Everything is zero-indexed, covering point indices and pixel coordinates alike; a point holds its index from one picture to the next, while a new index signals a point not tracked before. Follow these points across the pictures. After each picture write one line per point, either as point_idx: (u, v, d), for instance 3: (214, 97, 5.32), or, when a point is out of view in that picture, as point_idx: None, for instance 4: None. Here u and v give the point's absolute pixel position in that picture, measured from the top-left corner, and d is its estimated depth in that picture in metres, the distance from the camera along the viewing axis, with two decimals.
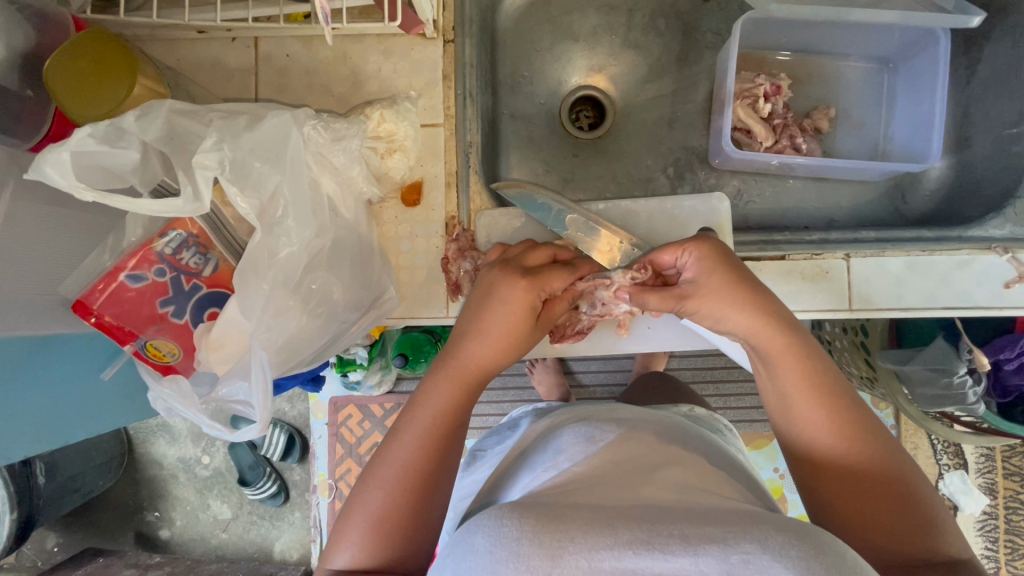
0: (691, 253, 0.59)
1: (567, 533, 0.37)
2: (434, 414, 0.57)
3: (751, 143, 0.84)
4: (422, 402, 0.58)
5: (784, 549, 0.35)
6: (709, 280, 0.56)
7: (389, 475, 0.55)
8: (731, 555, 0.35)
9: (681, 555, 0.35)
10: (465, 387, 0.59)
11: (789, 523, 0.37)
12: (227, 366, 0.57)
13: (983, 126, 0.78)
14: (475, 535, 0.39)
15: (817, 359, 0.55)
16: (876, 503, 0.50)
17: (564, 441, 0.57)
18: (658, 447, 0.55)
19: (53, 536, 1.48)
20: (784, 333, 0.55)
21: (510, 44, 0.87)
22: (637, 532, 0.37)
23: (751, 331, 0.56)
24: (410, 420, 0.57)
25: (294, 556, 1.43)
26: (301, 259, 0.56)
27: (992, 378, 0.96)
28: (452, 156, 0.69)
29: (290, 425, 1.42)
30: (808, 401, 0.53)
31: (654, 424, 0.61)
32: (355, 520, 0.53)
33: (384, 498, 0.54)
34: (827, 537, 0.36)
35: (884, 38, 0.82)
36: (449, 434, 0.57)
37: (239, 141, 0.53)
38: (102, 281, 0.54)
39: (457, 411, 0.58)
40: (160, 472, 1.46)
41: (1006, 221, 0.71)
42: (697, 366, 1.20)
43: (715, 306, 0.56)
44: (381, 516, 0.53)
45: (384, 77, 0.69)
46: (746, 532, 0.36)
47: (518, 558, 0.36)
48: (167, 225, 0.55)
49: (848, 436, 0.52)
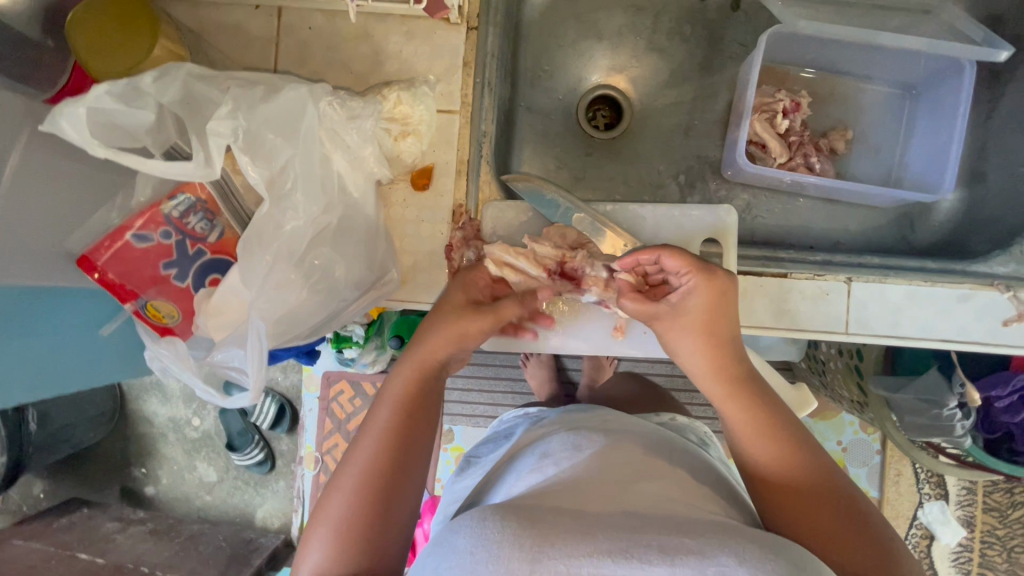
0: (690, 282, 0.59)
1: (547, 538, 0.38)
2: (390, 410, 0.58)
3: (765, 158, 0.84)
4: (380, 402, 0.59)
5: (758, 562, 0.35)
6: (687, 317, 0.58)
7: (350, 477, 0.54)
8: (707, 567, 0.35)
9: (658, 564, 0.36)
10: (419, 383, 0.61)
11: (767, 542, 0.38)
12: (223, 333, 0.57)
13: (999, 162, 0.78)
14: (458, 536, 0.40)
15: (767, 402, 0.57)
16: (830, 518, 0.50)
17: (552, 446, 0.59)
18: (641, 457, 0.56)
19: (39, 483, 1.50)
20: (735, 384, 0.57)
21: (532, 37, 0.87)
22: (616, 542, 0.38)
23: (700, 368, 0.59)
24: (368, 421, 0.58)
25: (275, 525, 1.45)
26: (306, 234, 0.57)
27: (981, 413, 0.97)
28: (465, 144, 0.69)
29: (282, 395, 1.43)
30: (765, 441, 0.54)
31: (638, 436, 0.61)
32: (317, 531, 0.52)
33: (343, 499, 0.53)
34: (801, 558, 0.37)
35: (910, 65, 0.81)
36: (407, 425, 0.57)
37: (255, 112, 0.53)
38: (107, 239, 0.53)
39: (415, 405, 0.59)
40: (150, 430, 1.48)
41: (1011, 259, 0.71)
42: (691, 376, 1.24)
43: (678, 337, 0.59)
44: (343, 520, 0.52)
45: (404, 59, 0.69)
46: (724, 544, 0.37)
47: (498, 559, 0.37)
48: (177, 188, 0.55)
49: (794, 461, 0.53)
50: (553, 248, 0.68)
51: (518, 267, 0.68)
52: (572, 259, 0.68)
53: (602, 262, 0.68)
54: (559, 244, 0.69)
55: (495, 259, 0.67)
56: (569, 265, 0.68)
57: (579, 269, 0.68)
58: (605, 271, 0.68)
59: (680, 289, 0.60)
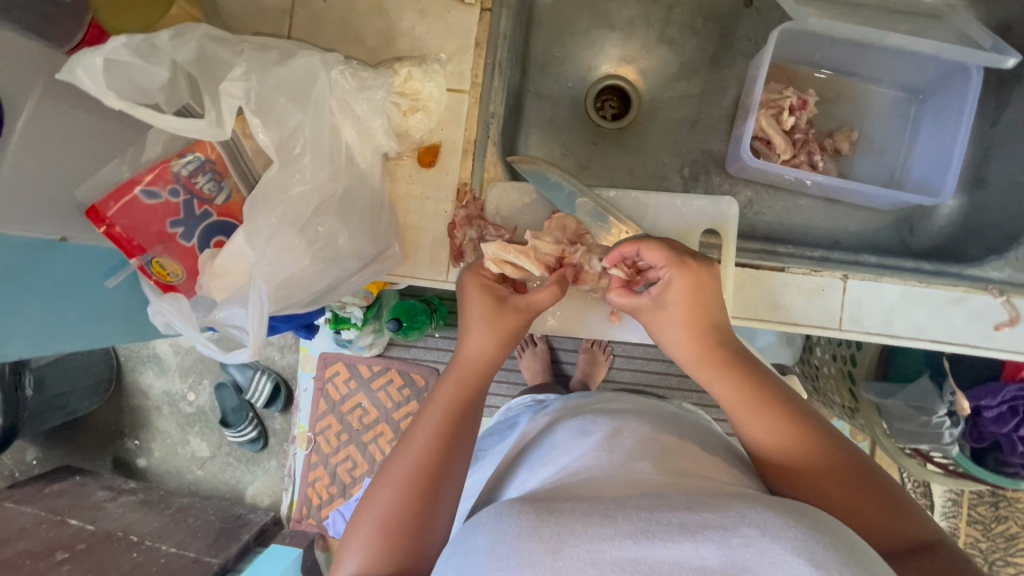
0: (668, 272, 0.59)
1: (566, 526, 0.37)
2: (439, 412, 0.59)
3: (769, 154, 0.84)
4: (430, 402, 0.60)
5: (784, 531, 0.34)
6: (669, 310, 0.59)
7: (395, 477, 0.55)
8: (730, 539, 0.34)
9: (681, 541, 0.35)
10: (468, 385, 0.61)
11: (790, 505, 0.37)
12: (226, 294, 0.58)
13: (1000, 170, 0.78)
14: (476, 535, 0.39)
15: (755, 376, 0.55)
16: (835, 490, 0.50)
17: (560, 436, 0.59)
18: (651, 433, 0.55)
19: (33, 450, 1.51)
20: (714, 358, 0.57)
21: (544, 24, 0.88)
22: (635, 522, 0.37)
23: (680, 344, 0.58)
24: (417, 423, 0.58)
25: (265, 502, 1.46)
26: (311, 199, 0.57)
27: (969, 423, 0.97)
28: (473, 123, 0.70)
29: (278, 374, 1.45)
30: (759, 417, 0.53)
31: (643, 415, 0.61)
32: (363, 526, 0.54)
33: (389, 498, 0.54)
34: (837, 525, 0.36)
35: (918, 69, 0.82)
36: (454, 429, 0.58)
37: (268, 75, 0.54)
38: (115, 194, 0.53)
39: (462, 407, 0.59)
40: (145, 402, 1.49)
41: (1006, 264, 0.72)
42: (685, 374, 1.26)
43: (662, 326, 0.60)
44: (389, 516, 0.53)
45: (417, 37, 0.69)
46: (744, 515, 0.36)
47: (519, 554, 0.36)
48: (188, 146, 0.56)
49: (792, 436, 0.52)
50: (553, 244, 0.67)
51: (523, 266, 0.64)
52: (572, 255, 0.67)
53: (599, 256, 0.68)
54: (558, 239, 0.68)
55: (493, 258, 0.63)
56: (570, 261, 0.67)
57: (579, 265, 0.67)
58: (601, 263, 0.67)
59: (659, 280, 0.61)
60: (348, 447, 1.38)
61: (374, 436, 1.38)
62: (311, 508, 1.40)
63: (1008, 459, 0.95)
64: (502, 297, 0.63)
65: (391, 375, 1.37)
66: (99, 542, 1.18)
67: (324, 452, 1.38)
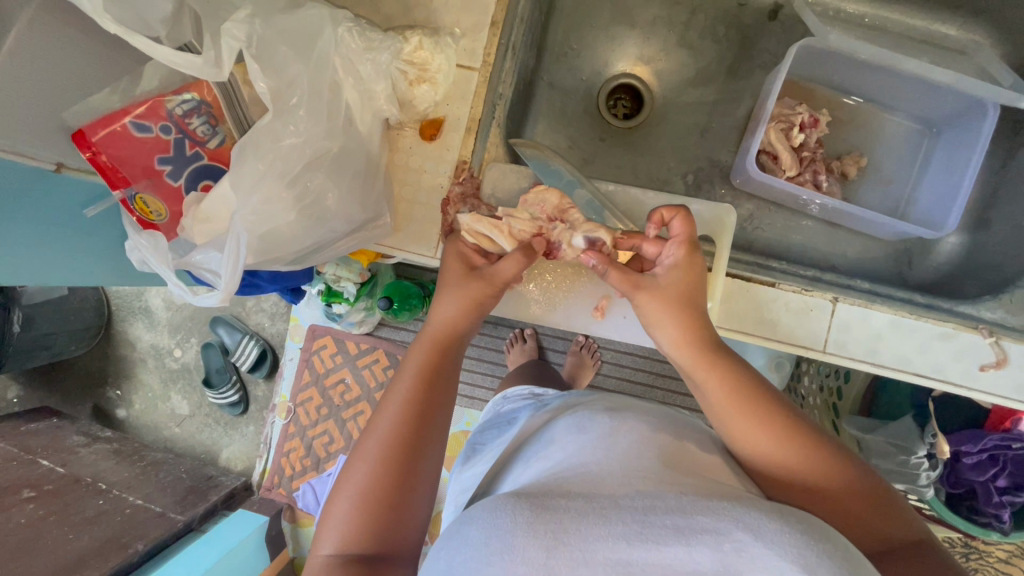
0: (676, 250, 0.59)
1: (561, 523, 0.36)
2: (411, 381, 0.57)
3: (774, 169, 0.84)
4: (403, 370, 0.59)
5: (776, 537, 0.33)
6: (671, 287, 0.57)
7: (371, 446, 0.54)
8: (723, 544, 0.33)
9: (674, 544, 0.34)
10: (438, 351, 0.60)
11: (786, 511, 0.36)
12: (207, 238, 0.57)
13: (1006, 212, 0.77)
14: (469, 527, 0.38)
15: (746, 377, 0.54)
16: (848, 501, 0.49)
17: (557, 431, 0.55)
18: (655, 431, 0.51)
19: (15, 388, 1.51)
20: (713, 351, 0.56)
21: (565, 14, 0.87)
22: (630, 522, 0.36)
23: (676, 345, 0.57)
24: (389, 395, 0.57)
25: (237, 467, 1.46)
26: (302, 153, 0.56)
27: (947, 467, 0.95)
28: (479, 102, 0.69)
29: (266, 340, 1.44)
30: (767, 430, 0.51)
31: (648, 415, 0.56)
32: (341, 498, 0.52)
33: (367, 472, 0.52)
34: (829, 533, 0.35)
35: (935, 102, 0.81)
36: (428, 398, 0.57)
37: (271, 22, 0.53)
38: (104, 121, 0.52)
39: (434, 373, 0.58)
40: (131, 353, 1.49)
41: (1000, 305, 0.71)
42: (671, 389, 1.25)
43: (661, 311, 0.57)
44: (367, 490, 0.52)
45: (434, 8, 0.68)
46: (734, 517, 0.35)
47: (513, 551, 0.35)
48: (184, 86, 0.55)
49: (798, 457, 0.50)
50: (529, 220, 0.65)
51: (495, 241, 0.64)
52: (550, 233, 0.65)
53: (582, 233, 0.63)
54: (537, 215, 0.66)
55: (467, 231, 0.63)
56: (548, 238, 0.64)
57: (557, 242, 0.65)
58: (581, 241, 0.63)
59: (665, 262, 0.60)
60: (327, 421, 1.37)
61: (354, 414, 1.37)
62: (282, 477, 1.39)
63: (982, 508, 0.92)
64: (475, 268, 0.62)
65: (378, 355, 1.36)
66: (66, 485, 1.18)
67: (302, 424, 1.38)
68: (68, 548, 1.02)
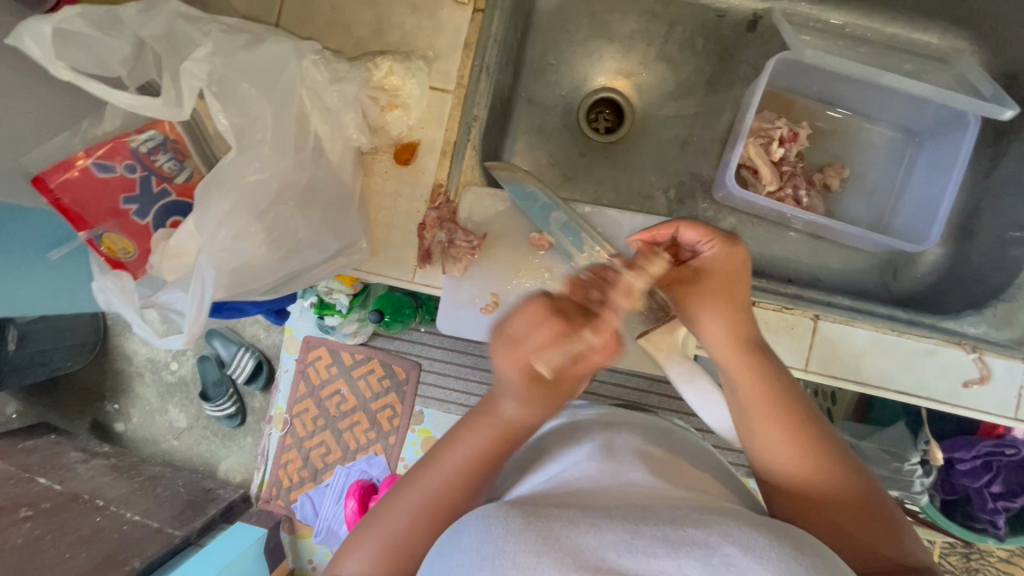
0: (715, 246, 0.57)
1: (554, 529, 0.34)
2: (475, 449, 0.49)
3: (756, 184, 0.83)
4: (467, 430, 0.51)
5: (764, 551, 0.33)
6: (710, 281, 0.55)
7: (413, 496, 0.49)
8: (712, 557, 0.32)
9: (664, 556, 0.33)
10: (511, 436, 0.50)
11: (774, 527, 0.36)
12: (175, 276, 0.56)
13: (990, 222, 0.77)
14: (462, 534, 0.36)
15: (777, 381, 0.53)
16: (855, 519, 0.48)
17: (556, 448, 0.53)
18: (647, 450, 0.50)
19: (14, 403, 1.52)
20: (744, 356, 0.54)
21: (543, 29, 0.87)
22: (622, 533, 0.34)
23: (717, 347, 0.55)
24: (446, 449, 0.50)
25: (236, 479, 1.46)
26: (269, 188, 0.56)
27: (942, 474, 0.94)
28: (454, 125, 0.68)
29: (262, 352, 1.44)
30: (788, 437, 0.50)
31: (641, 428, 0.56)
32: (372, 533, 0.48)
33: (404, 522, 0.48)
34: (819, 549, 0.34)
35: (917, 112, 0.80)
36: (487, 471, 0.49)
37: (232, 60, 0.53)
38: (66, 164, 0.52)
39: (500, 457, 0.50)
40: (127, 367, 1.49)
41: (984, 320, 0.71)
42: (667, 394, 1.24)
43: (704, 309, 0.55)
44: (399, 540, 0.47)
45: (406, 31, 0.68)
46: (726, 533, 0.34)
47: (502, 557, 0.33)
48: (147, 124, 0.55)
49: (817, 472, 0.49)
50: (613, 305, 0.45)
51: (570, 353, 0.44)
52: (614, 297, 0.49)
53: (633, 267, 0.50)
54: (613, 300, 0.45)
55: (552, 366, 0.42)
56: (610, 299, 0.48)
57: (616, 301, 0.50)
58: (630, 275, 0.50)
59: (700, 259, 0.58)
60: (323, 433, 1.37)
61: (350, 424, 1.36)
62: (280, 489, 1.38)
63: (977, 514, 0.92)
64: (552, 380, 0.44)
65: (372, 365, 1.35)
66: (64, 502, 1.18)
67: (299, 435, 1.37)
68: (67, 566, 1.01)
